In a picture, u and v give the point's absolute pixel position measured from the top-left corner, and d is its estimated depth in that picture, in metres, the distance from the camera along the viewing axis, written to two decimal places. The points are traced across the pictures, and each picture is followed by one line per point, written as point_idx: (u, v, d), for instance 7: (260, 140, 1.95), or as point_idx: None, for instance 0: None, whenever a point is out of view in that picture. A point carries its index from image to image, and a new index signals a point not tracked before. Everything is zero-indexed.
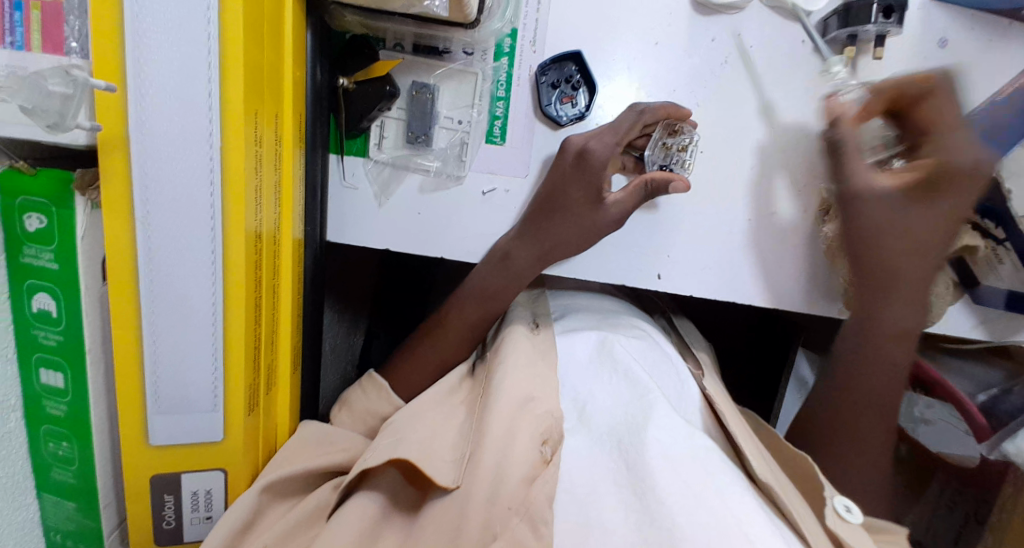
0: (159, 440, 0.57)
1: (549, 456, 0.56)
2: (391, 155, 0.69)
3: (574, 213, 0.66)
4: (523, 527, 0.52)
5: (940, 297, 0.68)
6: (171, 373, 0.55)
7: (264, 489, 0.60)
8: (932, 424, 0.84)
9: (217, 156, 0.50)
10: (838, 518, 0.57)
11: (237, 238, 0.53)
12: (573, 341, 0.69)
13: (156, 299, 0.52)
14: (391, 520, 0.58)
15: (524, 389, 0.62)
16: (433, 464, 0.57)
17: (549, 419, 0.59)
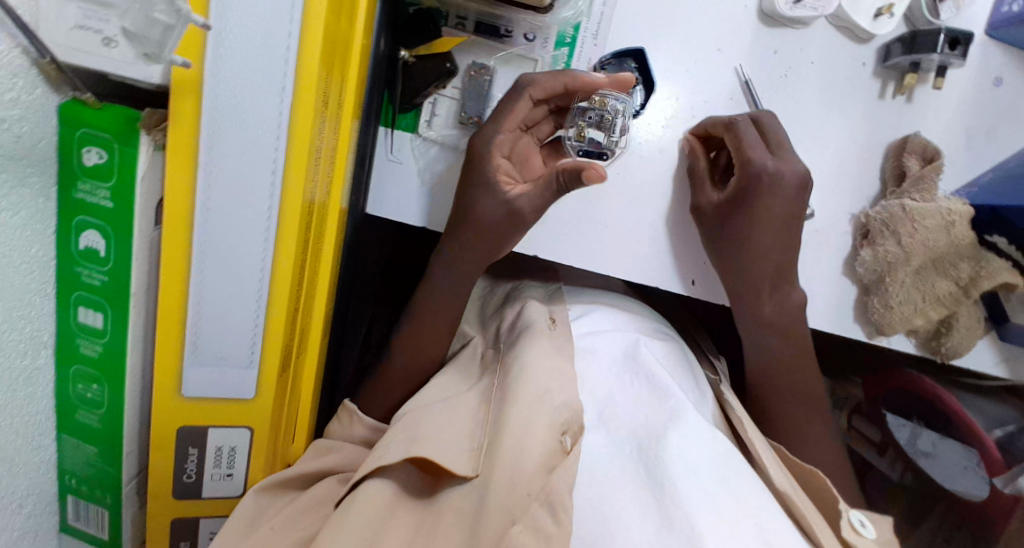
0: (191, 393, 0.57)
1: (569, 446, 0.56)
2: (441, 134, 0.69)
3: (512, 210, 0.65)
4: (541, 514, 0.51)
5: (967, 329, 0.69)
6: (212, 325, 0.54)
7: (261, 492, 0.62)
8: (934, 457, 0.82)
9: (287, 110, 0.49)
10: (854, 532, 0.56)
11: (294, 196, 0.52)
12: (599, 340, 0.69)
13: (207, 249, 0.52)
14: (403, 505, 0.58)
15: (545, 383, 0.61)
16: (446, 453, 0.58)
17: (568, 410, 0.58)
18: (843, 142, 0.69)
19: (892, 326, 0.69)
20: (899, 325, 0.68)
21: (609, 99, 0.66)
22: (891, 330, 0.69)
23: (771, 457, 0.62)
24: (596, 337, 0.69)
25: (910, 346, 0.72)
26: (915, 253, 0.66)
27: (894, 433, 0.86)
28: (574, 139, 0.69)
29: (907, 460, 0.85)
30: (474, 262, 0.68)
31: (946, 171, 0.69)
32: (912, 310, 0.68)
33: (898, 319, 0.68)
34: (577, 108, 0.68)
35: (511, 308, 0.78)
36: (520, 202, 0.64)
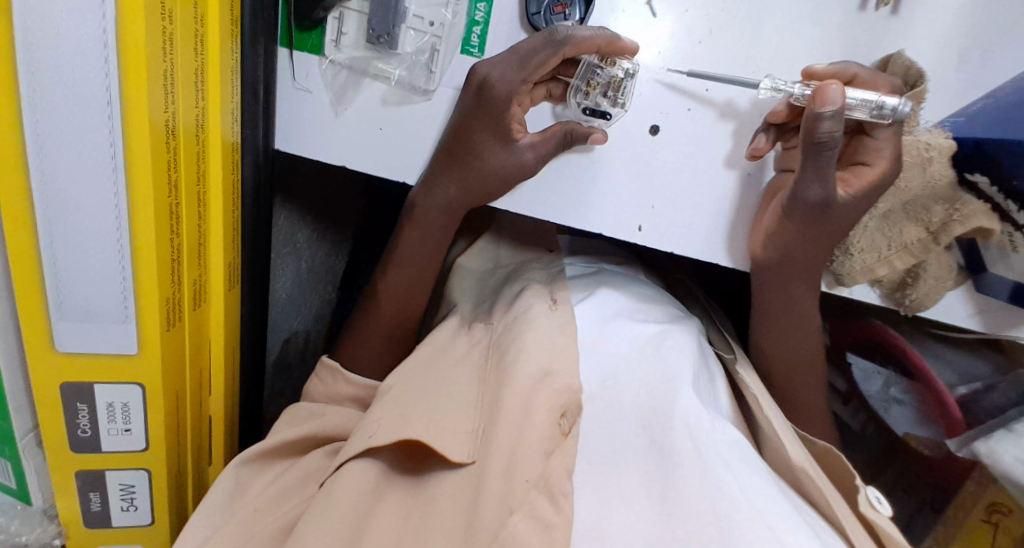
0: (73, 347, 0.48)
1: (568, 429, 0.47)
2: (350, 57, 0.57)
3: (484, 160, 0.57)
4: (543, 500, 0.43)
5: (939, 281, 0.65)
6: (73, 287, 0.45)
7: (246, 463, 0.56)
8: (903, 406, 0.80)
9: (110, 24, 0.38)
10: (869, 508, 0.49)
11: (141, 136, 0.42)
12: (612, 310, 0.60)
13: (50, 196, 0.42)
14: (394, 485, 0.50)
15: (538, 363, 0.51)
16: (441, 434, 0.49)
17: (568, 391, 0.49)
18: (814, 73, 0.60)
19: (852, 274, 0.64)
20: (863, 274, 0.63)
21: (619, 62, 0.59)
22: (854, 279, 0.64)
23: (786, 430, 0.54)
24: (610, 305, 0.60)
25: (873, 297, 0.68)
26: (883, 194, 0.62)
27: (866, 382, 0.83)
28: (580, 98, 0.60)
29: (876, 417, 0.81)
30: (468, 204, 0.61)
31: (930, 100, 0.60)
32: (875, 258, 0.63)
33: (859, 268, 0.63)
34: (585, 62, 0.59)
35: (507, 290, 0.66)
36: (530, 166, 0.58)
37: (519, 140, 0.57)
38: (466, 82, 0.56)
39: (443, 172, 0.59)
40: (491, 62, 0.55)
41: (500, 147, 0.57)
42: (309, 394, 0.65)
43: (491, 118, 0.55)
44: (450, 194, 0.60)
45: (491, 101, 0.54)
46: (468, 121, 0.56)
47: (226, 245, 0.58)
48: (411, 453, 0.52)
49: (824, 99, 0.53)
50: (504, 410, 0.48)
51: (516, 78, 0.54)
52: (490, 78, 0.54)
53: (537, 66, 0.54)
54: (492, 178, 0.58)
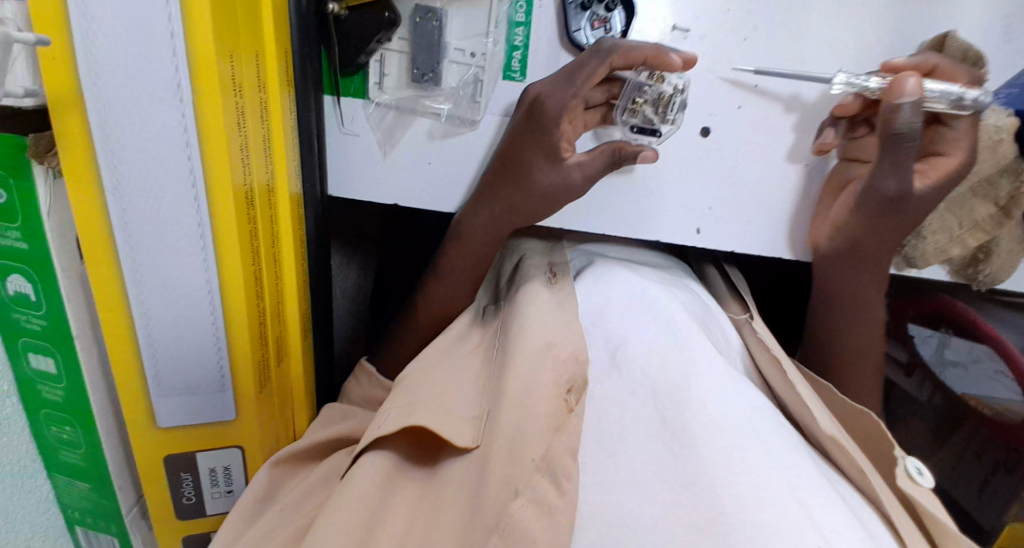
0: (165, 422, 0.54)
1: (573, 404, 0.49)
2: (395, 97, 0.60)
3: (535, 180, 0.58)
4: (546, 485, 0.44)
5: (1012, 253, 0.62)
6: (169, 355, 0.51)
7: (277, 465, 0.59)
8: (961, 367, 0.78)
9: (189, 110, 0.42)
10: (909, 481, 0.49)
11: (222, 206, 0.46)
12: (614, 287, 0.60)
13: (141, 274, 0.47)
14: (405, 474, 0.52)
15: (545, 335, 0.54)
16: (445, 418, 0.51)
17: (574, 361, 0.52)
18: (856, 54, 0.59)
19: (925, 256, 0.62)
20: (934, 255, 0.62)
21: (668, 77, 0.58)
22: (926, 260, 0.62)
23: (814, 401, 0.54)
24: (614, 283, 0.61)
25: (942, 274, 0.66)
26: None
27: (917, 344, 0.82)
28: (626, 117, 0.60)
29: (936, 381, 0.80)
30: (515, 224, 0.62)
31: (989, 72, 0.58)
32: (948, 239, 0.61)
33: (932, 251, 0.62)
34: (632, 81, 0.59)
35: (507, 261, 0.70)
36: (580, 185, 0.59)
37: (569, 159, 0.58)
38: (520, 104, 0.58)
39: (491, 192, 0.60)
40: (539, 84, 0.57)
41: (547, 168, 0.58)
42: (346, 395, 0.71)
43: (541, 138, 0.57)
44: (498, 218, 0.61)
45: (543, 119, 0.56)
46: (518, 142, 0.58)
47: (300, 295, 0.61)
48: (422, 438, 0.54)
49: (899, 92, 0.53)
50: (509, 387, 0.50)
51: (568, 94, 0.55)
52: (542, 95, 0.56)
53: (587, 78, 0.55)
54: (540, 201, 0.60)
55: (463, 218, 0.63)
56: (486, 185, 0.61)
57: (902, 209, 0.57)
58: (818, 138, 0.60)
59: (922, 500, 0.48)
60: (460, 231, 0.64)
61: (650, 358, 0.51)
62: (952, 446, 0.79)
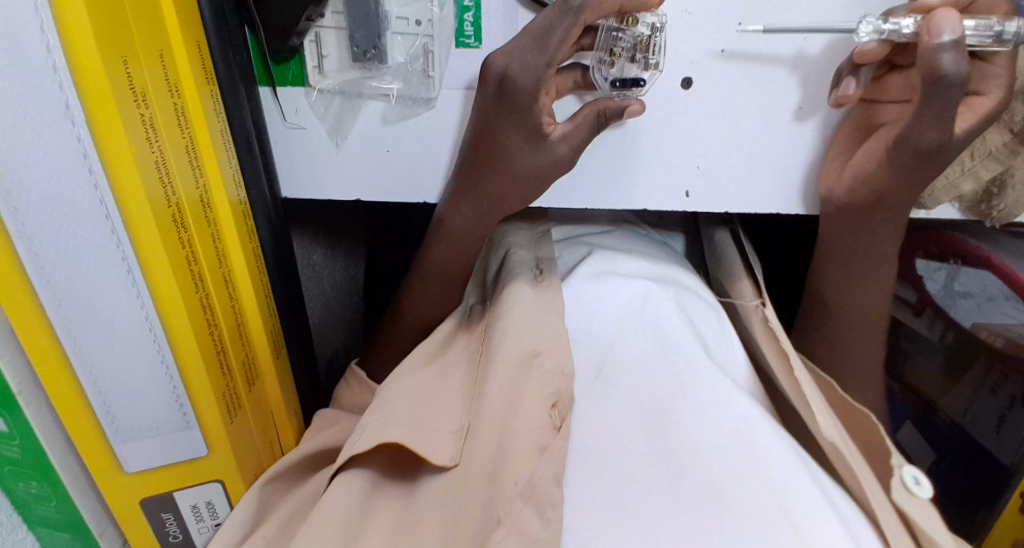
0: (135, 466, 0.50)
1: (559, 422, 0.46)
2: (338, 81, 0.53)
3: (514, 163, 0.52)
4: (530, 513, 0.41)
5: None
6: (123, 402, 0.46)
7: (268, 483, 0.55)
8: (969, 298, 0.75)
9: (85, 131, 0.36)
10: (908, 494, 0.47)
11: (148, 239, 0.40)
12: (602, 289, 0.57)
13: (72, 322, 0.42)
14: (384, 494, 0.51)
15: (524, 344, 0.52)
16: (430, 439, 0.49)
17: (559, 374, 0.49)
18: None
19: (936, 196, 0.58)
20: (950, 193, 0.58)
21: (642, 17, 0.52)
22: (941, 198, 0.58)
23: (817, 399, 0.52)
24: (601, 284, 0.58)
25: (954, 212, 0.62)
26: None
27: (925, 279, 0.78)
28: (605, 71, 0.54)
29: (946, 317, 0.76)
30: (502, 213, 0.57)
31: None
32: (959, 173, 0.57)
33: (942, 186, 0.58)
34: (603, 27, 0.52)
35: (494, 256, 0.65)
36: (565, 155, 0.52)
37: (552, 133, 0.51)
38: (482, 76, 0.50)
39: (471, 185, 0.55)
40: (501, 54, 0.49)
41: (529, 147, 0.51)
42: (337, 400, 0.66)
43: (519, 118, 0.50)
44: (478, 206, 0.56)
45: (515, 99, 0.49)
46: (494, 125, 0.51)
47: (264, 310, 0.56)
48: (405, 462, 0.53)
49: (937, 28, 0.46)
50: (488, 407, 0.49)
51: (539, 67, 0.48)
52: (510, 69, 0.48)
53: (559, 44, 0.47)
54: (525, 183, 0.54)
55: (445, 209, 0.58)
56: (465, 175, 0.55)
57: (934, 160, 0.51)
58: (839, 91, 0.54)
59: (921, 516, 0.46)
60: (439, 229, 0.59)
61: (642, 374, 0.49)
62: (970, 379, 0.76)
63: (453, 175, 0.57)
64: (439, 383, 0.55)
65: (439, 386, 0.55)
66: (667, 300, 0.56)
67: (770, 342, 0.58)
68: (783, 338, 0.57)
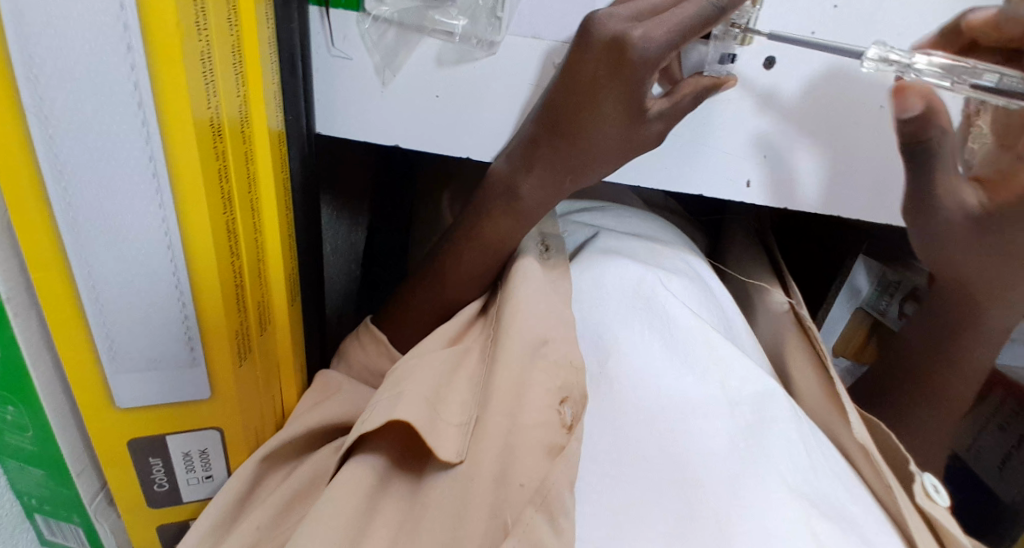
0: (127, 403, 0.45)
1: (569, 420, 0.44)
2: (397, 10, 0.48)
3: (594, 132, 0.48)
4: (540, 521, 0.38)
5: None
6: (127, 327, 0.41)
7: (264, 459, 0.50)
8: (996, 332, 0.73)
9: (133, 4, 0.31)
10: (927, 498, 0.46)
11: (186, 147, 0.36)
12: (607, 270, 0.54)
13: (86, 231, 0.37)
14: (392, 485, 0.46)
15: (535, 329, 0.49)
16: (432, 428, 0.44)
17: (568, 367, 0.46)
18: None
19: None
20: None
21: None
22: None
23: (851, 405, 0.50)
24: (606, 264, 0.55)
25: None
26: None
27: None
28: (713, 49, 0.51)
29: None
30: (563, 190, 0.52)
31: None
32: None
33: None
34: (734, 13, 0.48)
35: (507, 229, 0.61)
36: (654, 128, 0.49)
37: (651, 110, 0.48)
38: (579, 33, 0.47)
39: (544, 155, 0.50)
40: (621, 19, 0.45)
41: (623, 124, 0.48)
42: (344, 357, 0.61)
43: (624, 89, 0.46)
44: (559, 182, 0.51)
45: (632, 68, 0.45)
46: (597, 90, 0.47)
47: (285, 252, 0.52)
48: (414, 448, 0.48)
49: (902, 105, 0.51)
50: (496, 394, 0.45)
51: (666, 45, 0.44)
52: (622, 35, 0.45)
53: (678, 28, 0.44)
54: (603, 160, 0.50)
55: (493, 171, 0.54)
56: (537, 143, 0.50)
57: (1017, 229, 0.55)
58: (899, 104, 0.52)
59: (943, 517, 0.44)
60: (493, 183, 0.53)
61: (650, 374, 0.46)
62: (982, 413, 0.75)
63: (510, 145, 0.53)
64: (453, 369, 0.50)
65: (455, 368, 0.50)
66: (672, 288, 0.54)
67: (802, 341, 0.57)
68: (819, 341, 0.55)
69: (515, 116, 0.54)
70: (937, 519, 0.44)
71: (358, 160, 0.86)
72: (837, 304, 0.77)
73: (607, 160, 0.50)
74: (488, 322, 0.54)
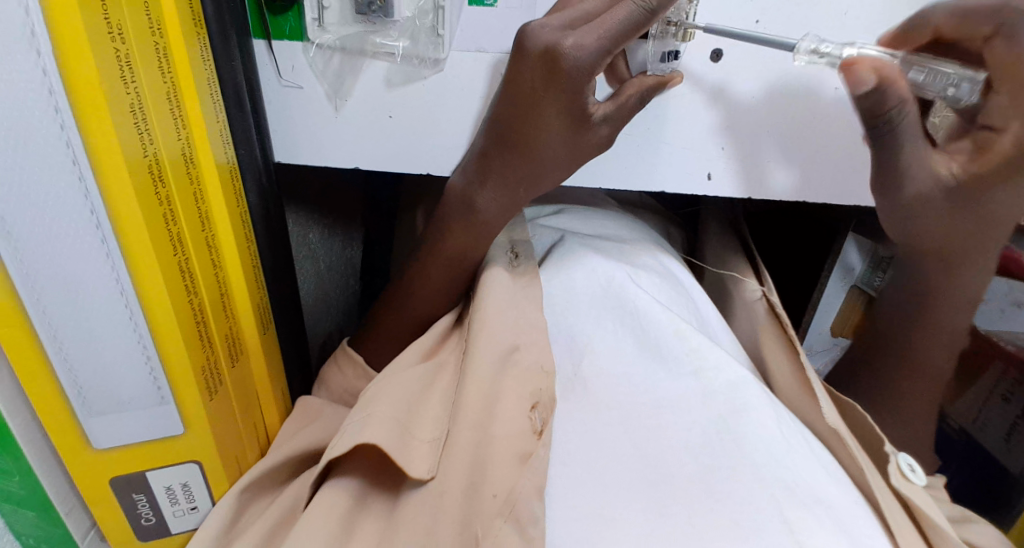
0: (104, 444, 0.46)
1: (540, 427, 0.43)
2: (339, 36, 0.49)
3: (542, 142, 0.49)
4: (508, 532, 0.39)
5: None
6: (93, 373, 0.42)
7: (246, 488, 0.52)
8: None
9: (52, 66, 0.32)
10: (903, 479, 0.45)
11: (125, 196, 0.36)
12: (573, 272, 0.53)
13: (41, 285, 0.38)
14: (369, 507, 0.46)
15: (504, 337, 0.48)
16: (403, 446, 0.44)
17: (538, 374, 0.46)
18: None
19: None
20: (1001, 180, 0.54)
21: None
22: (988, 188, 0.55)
23: (821, 389, 0.50)
24: (574, 263, 0.54)
25: None
26: None
27: None
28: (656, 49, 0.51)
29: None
30: (520, 199, 0.52)
31: None
32: None
33: None
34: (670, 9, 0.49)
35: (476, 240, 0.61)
36: (600, 133, 0.49)
37: (596, 115, 0.48)
38: (514, 46, 0.47)
39: (497, 166, 0.50)
40: (553, 29, 0.45)
41: (569, 131, 0.48)
42: (324, 380, 0.62)
43: (565, 96, 0.46)
44: (514, 193, 0.51)
45: (566, 77, 0.45)
46: (538, 101, 0.47)
47: (250, 281, 0.53)
48: (388, 467, 0.47)
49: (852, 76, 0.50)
50: (466, 405, 0.45)
51: (598, 53, 0.44)
52: (556, 46, 0.44)
53: (609, 34, 0.44)
54: (554, 167, 0.51)
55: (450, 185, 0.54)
56: (490, 154, 0.50)
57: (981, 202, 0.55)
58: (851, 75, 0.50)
59: (916, 496, 0.44)
60: (450, 197, 0.53)
61: (622, 380, 0.45)
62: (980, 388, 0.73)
63: (466, 157, 0.53)
64: (428, 384, 0.50)
65: (431, 384, 0.50)
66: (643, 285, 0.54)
67: (775, 330, 0.56)
68: (789, 326, 0.54)
69: (470, 128, 0.54)
70: (911, 499, 0.43)
71: (345, 180, 0.87)
72: (830, 283, 0.76)
73: (559, 166, 0.51)
74: (463, 333, 0.54)
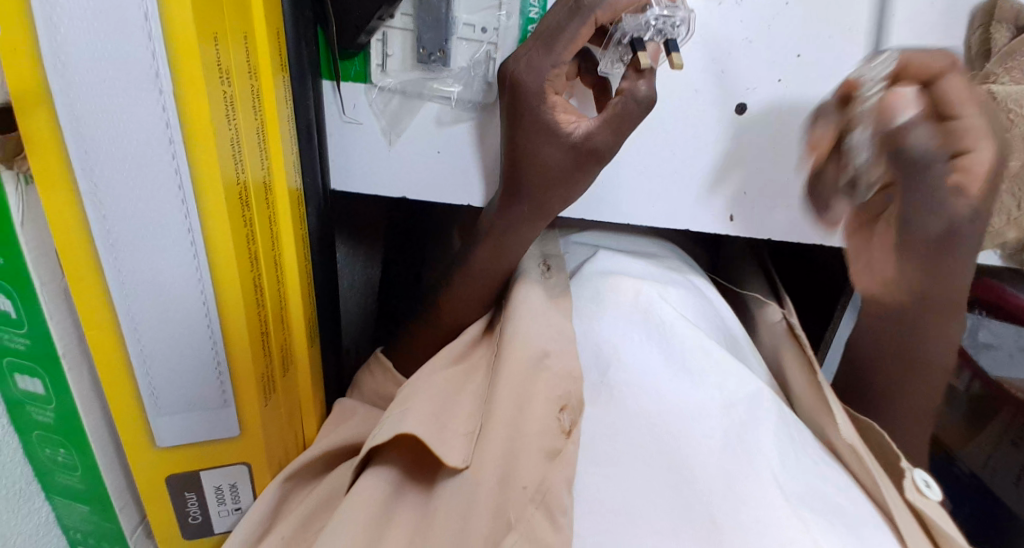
0: (166, 443, 0.50)
1: (568, 425, 0.47)
2: (399, 80, 0.55)
3: (531, 156, 0.53)
4: (540, 516, 0.41)
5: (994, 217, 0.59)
6: (166, 376, 0.46)
7: (288, 479, 0.55)
8: (996, 349, 0.73)
9: (171, 103, 0.37)
10: (917, 493, 0.48)
11: (217, 215, 0.41)
12: (604, 289, 0.58)
13: (132, 291, 0.42)
14: (406, 496, 0.49)
15: (535, 343, 0.52)
16: (441, 437, 0.48)
17: (568, 378, 0.49)
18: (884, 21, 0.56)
19: (978, 240, 0.60)
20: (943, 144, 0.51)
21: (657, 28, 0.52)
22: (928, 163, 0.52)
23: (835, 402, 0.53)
24: (603, 282, 0.59)
25: (993, 258, 0.65)
26: (1017, 148, 0.56)
27: None
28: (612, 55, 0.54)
29: (972, 365, 0.74)
30: (532, 212, 0.56)
31: None
32: (1003, 222, 0.59)
33: (985, 233, 0.60)
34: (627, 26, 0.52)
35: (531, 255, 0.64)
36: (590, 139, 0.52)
37: (579, 132, 0.52)
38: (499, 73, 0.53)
39: (509, 180, 0.55)
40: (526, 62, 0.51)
41: (562, 147, 0.53)
42: (360, 389, 0.66)
43: (538, 116, 0.52)
44: (512, 202, 0.56)
45: (525, 97, 0.52)
46: (522, 117, 0.52)
47: (304, 297, 0.57)
48: (425, 462, 0.51)
49: None
50: (498, 407, 0.48)
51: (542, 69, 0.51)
52: (516, 69, 0.51)
53: (568, 44, 0.49)
54: (554, 183, 0.54)
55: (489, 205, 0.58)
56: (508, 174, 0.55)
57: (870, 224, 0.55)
58: None
59: (930, 510, 0.46)
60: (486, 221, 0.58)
61: (649, 389, 0.48)
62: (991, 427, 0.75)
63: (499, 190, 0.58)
64: (457, 383, 0.54)
65: (462, 387, 0.54)
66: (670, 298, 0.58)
67: (795, 351, 0.60)
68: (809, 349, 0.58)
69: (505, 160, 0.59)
70: (923, 511, 0.46)
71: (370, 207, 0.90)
72: (843, 322, 0.78)
73: (550, 179, 0.54)
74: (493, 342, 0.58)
